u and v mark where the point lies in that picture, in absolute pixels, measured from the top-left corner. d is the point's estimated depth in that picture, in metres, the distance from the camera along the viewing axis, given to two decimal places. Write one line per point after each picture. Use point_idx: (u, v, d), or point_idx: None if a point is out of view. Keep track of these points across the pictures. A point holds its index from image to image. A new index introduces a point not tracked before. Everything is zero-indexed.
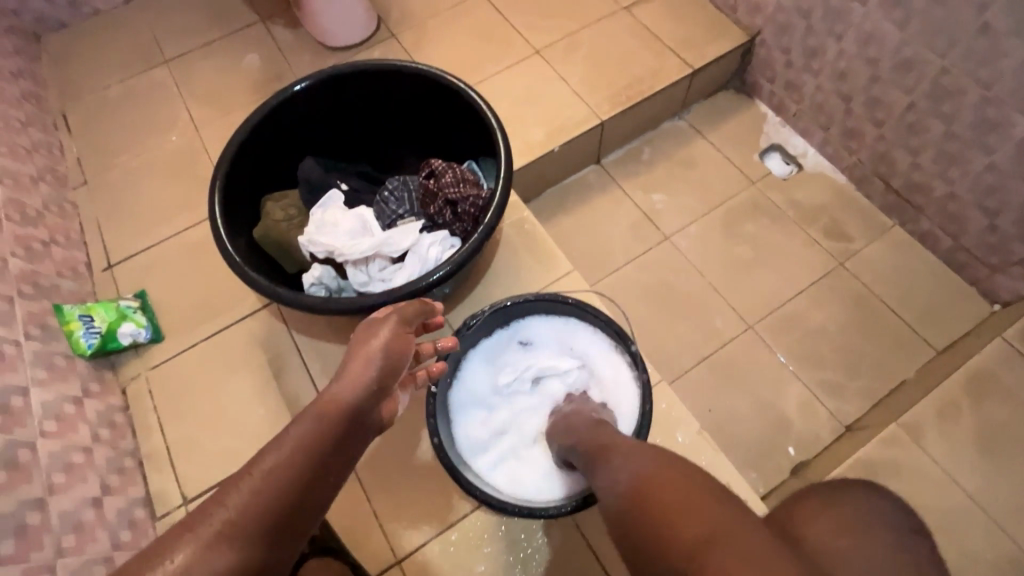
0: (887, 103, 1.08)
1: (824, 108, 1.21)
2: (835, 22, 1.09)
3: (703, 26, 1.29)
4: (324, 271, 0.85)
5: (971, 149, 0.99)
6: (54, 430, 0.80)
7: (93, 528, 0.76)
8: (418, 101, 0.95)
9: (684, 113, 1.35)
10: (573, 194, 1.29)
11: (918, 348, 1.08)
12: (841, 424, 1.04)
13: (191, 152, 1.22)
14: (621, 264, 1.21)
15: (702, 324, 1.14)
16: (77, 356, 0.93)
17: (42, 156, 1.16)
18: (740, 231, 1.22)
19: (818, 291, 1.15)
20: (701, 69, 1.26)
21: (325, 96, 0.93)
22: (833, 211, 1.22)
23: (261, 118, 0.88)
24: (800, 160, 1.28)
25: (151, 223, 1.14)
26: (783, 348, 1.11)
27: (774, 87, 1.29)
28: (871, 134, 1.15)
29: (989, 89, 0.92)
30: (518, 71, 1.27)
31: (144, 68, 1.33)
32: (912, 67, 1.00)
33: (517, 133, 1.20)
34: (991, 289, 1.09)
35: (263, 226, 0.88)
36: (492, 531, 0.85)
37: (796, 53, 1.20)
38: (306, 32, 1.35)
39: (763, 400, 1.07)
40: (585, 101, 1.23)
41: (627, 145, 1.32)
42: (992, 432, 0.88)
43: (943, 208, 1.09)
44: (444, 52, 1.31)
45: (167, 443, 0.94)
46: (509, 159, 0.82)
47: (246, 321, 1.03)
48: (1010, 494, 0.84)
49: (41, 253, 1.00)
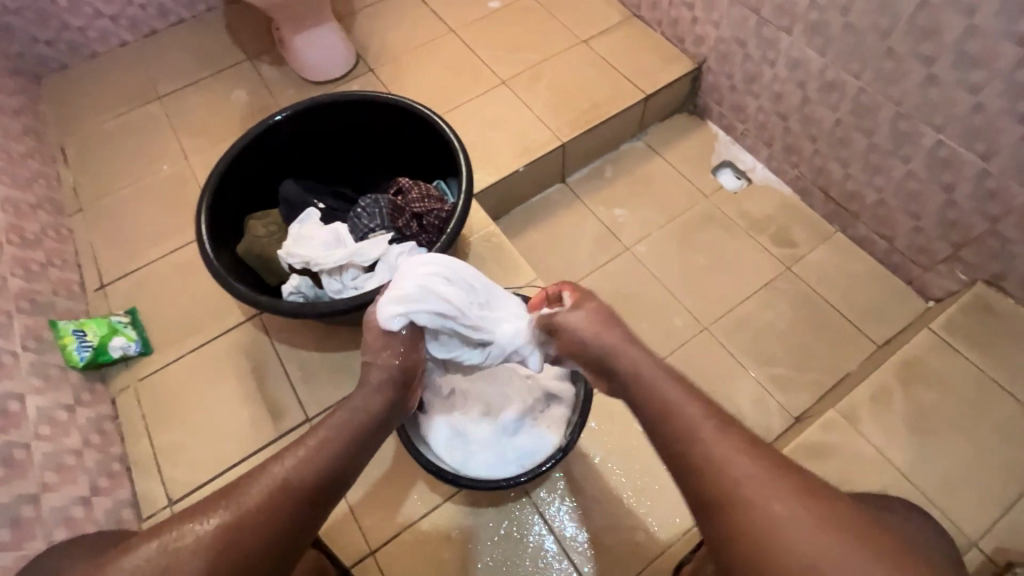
0: (817, 120, 1.19)
1: (766, 127, 1.32)
2: (768, 50, 1.21)
3: (655, 56, 1.41)
4: (302, 281, 0.93)
5: (891, 158, 1.09)
6: (48, 434, 0.86)
7: (81, 524, 0.82)
8: (390, 126, 1.04)
9: (642, 135, 1.46)
10: (541, 210, 1.38)
11: (860, 343, 1.17)
12: (790, 416, 1.11)
13: (182, 179, 1.31)
14: (585, 274, 1.29)
15: (661, 327, 1.22)
16: (70, 367, 0.99)
17: (41, 186, 1.25)
18: (695, 240, 1.31)
19: (767, 293, 1.24)
20: (654, 94, 1.38)
21: (305, 124, 1.02)
22: (780, 220, 1.32)
23: (246, 144, 0.97)
24: (749, 175, 1.39)
25: (142, 245, 1.22)
26: (737, 347, 1.19)
27: (722, 109, 1.41)
28: (808, 149, 1.25)
29: (899, 105, 1.02)
30: (486, 100, 1.38)
31: (138, 104, 1.43)
32: (835, 87, 1.12)
33: (486, 156, 1.30)
34: (924, 286, 1.18)
35: (246, 242, 0.97)
36: (461, 521, 0.91)
37: (738, 78, 1.32)
38: (290, 68, 1.46)
39: (719, 397, 1.14)
40: (548, 126, 1.34)
41: (589, 165, 1.43)
42: (922, 413, 0.96)
43: (875, 213, 1.19)
44: (418, 83, 1.42)
45: (154, 448, 0.99)
46: (469, 176, 0.91)
47: (232, 333, 1.10)
48: (941, 469, 0.91)
49: (39, 274, 1.07)
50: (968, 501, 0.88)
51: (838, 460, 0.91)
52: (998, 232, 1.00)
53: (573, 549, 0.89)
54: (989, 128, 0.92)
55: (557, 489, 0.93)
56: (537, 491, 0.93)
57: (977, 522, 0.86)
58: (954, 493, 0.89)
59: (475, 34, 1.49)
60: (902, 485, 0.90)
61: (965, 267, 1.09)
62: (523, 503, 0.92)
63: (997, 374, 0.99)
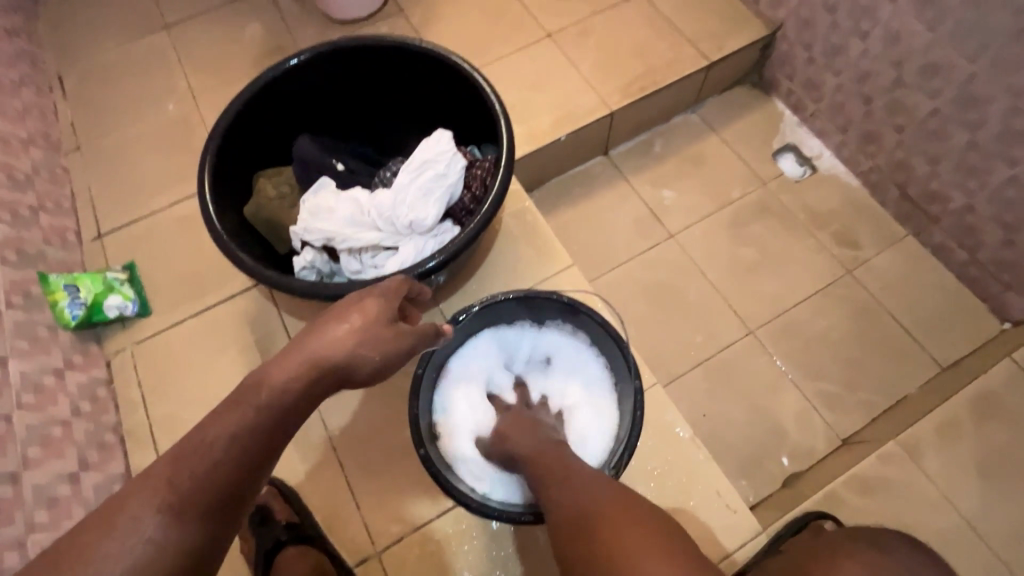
0: (909, 108, 1.04)
1: (843, 109, 1.17)
2: (861, 20, 1.04)
3: (724, 17, 1.24)
4: (317, 256, 0.83)
5: (994, 160, 0.95)
6: (33, 403, 0.79)
7: (68, 503, 0.76)
8: (422, 79, 0.91)
9: (698, 107, 1.31)
10: (578, 185, 1.25)
11: (923, 363, 1.06)
12: (837, 437, 1.02)
13: (188, 122, 1.19)
14: (622, 261, 1.18)
15: (701, 325, 1.11)
16: (61, 326, 0.91)
17: (34, 118, 1.13)
18: (748, 232, 1.19)
19: (824, 299, 1.12)
20: (717, 62, 1.21)
21: (325, 69, 0.89)
22: (846, 218, 1.18)
23: (258, 89, 0.84)
24: (814, 162, 1.24)
25: (143, 193, 1.11)
26: (783, 356, 1.08)
27: (793, 85, 1.25)
28: (890, 140, 1.10)
29: (1019, 99, 0.87)
30: (528, 54, 1.23)
31: (143, 32, 1.29)
32: (940, 71, 0.96)
33: (523, 120, 1.16)
34: (1002, 306, 1.06)
35: (254, 203, 0.86)
36: (474, 527, 0.83)
37: (818, 50, 1.15)
38: (311, 2, 1.30)
39: (760, 410, 1.05)
40: (595, 90, 1.19)
41: (636, 138, 1.28)
42: (993, 453, 0.86)
43: (960, 220, 1.05)
44: (453, 31, 1.26)
45: (150, 419, 0.92)
46: (509, 146, 0.79)
47: (237, 299, 1.01)
48: (1007, 518, 0.83)
49: (28, 220, 0.97)
50: None
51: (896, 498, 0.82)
52: None
53: None
54: None
55: None
56: None
57: None
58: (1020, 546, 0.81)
59: None
60: (961, 530, 0.81)
61: None
62: None
63: None
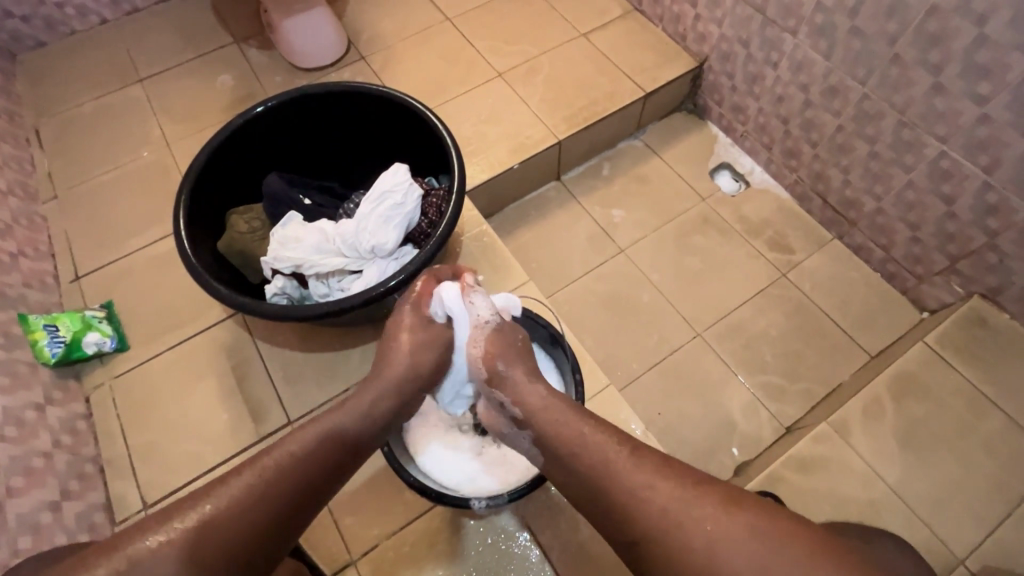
0: (819, 125, 1.17)
1: (766, 129, 1.30)
2: (771, 51, 1.18)
3: (656, 53, 1.37)
4: (287, 283, 0.91)
5: (892, 167, 1.07)
6: (15, 436, 0.83)
7: (50, 530, 0.79)
8: (381, 118, 1.00)
9: (640, 133, 1.43)
10: (535, 208, 1.35)
11: (853, 354, 1.16)
12: (781, 425, 1.10)
13: (163, 167, 1.26)
14: (578, 276, 1.27)
15: (653, 331, 1.20)
16: (41, 364, 0.95)
17: (13, 170, 1.19)
18: (691, 243, 1.29)
19: (763, 300, 1.22)
20: (653, 93, 1.34)
21: (292, 113, 0.97)
22: (776, 225, 1.30)
23: (230, 133, 0.93)
24: (747, 178, 1.36)
25: (120, 235, 1.17)
26: (728, 354, 1.17)
27: (722, 109, 1.38)
28: (808, 154, 1.23)
29: (903, 113, 1.00)
30: (481, 93, 1.34)
31: (118, 85, 1.37)
32: (838, 92, 1.09)
33: (479, 152, 1.26)
34: (919, 297, 1.17)
35: (226, 238, 0.93)
36: (444, 532, 0.88)
37: (740, 78, 1.29)
38: (279, 53, 1.40)
39: (712, 405, 1.13)
40: (544, 122, 1.30)
41: (586, 163, 1.40)
42: (914, 428, 0.96)
43: (873, 222, 1.17)
44: (412, 74, 1.37)
45: (129, 449, 0.96)
46: (460, 174, 0.87)
47: (211, 330, 1.06)
48: (928, 487, 0.91)
49: (8, 265, 1.02)
50: (957, 521, 0.88)
51: (830, 473, 0.90)
52: (998, 245, 0.98)
53: (558, 560, 0.87)
54: (993, 140, 0.90)
55: (543, 500, 0.91)
56: (522, 503, 0.90)
57: (962, 540, 0.86)
58: (941, 510, 0.89)
59: (473, 25, 1.44)
60: (890, 500, 0.90)
61: (961, 280, 1.08)
62: (509, 515, 0.90)
63: (991, 393, 0.98)
